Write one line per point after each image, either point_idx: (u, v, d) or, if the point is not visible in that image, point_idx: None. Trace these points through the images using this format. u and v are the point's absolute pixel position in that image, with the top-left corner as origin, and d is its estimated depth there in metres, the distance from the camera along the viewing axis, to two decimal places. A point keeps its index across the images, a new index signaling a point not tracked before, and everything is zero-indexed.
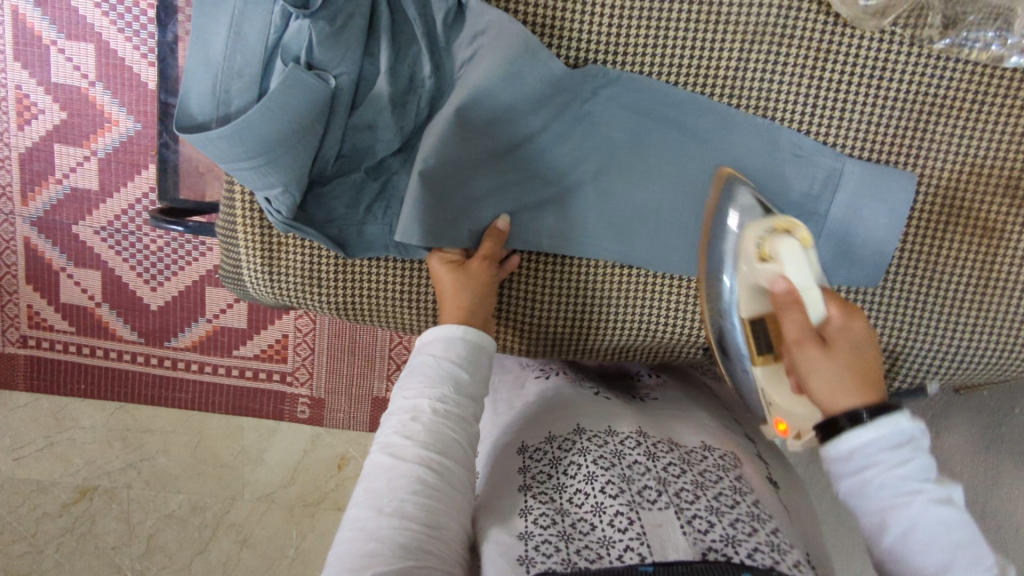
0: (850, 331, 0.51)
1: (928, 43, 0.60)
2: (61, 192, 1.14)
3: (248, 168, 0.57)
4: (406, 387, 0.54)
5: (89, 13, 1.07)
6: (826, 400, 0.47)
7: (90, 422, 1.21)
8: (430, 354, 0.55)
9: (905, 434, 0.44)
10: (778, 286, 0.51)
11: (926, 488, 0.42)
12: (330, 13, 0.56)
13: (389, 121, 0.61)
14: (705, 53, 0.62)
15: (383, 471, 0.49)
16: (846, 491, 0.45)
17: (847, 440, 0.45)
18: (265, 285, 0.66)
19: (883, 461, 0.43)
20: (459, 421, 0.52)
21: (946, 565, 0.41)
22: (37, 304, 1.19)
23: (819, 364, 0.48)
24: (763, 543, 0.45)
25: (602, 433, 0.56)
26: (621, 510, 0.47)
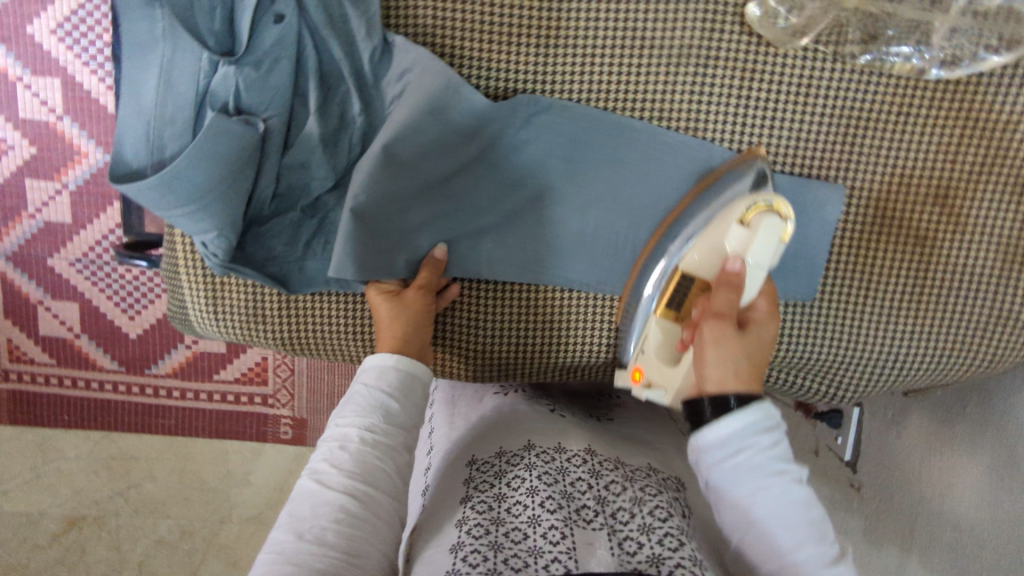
0: (761, 327, 0.55)
1: (849, 59, 0.61)
2: (34, 227, 1.14)
3: (182, 215, 0.58)
4: (340, 416, 0.54)
5: (53, 47, 1.06)
6: (714, 369, 0.50)
7: (76, 453, 1.22)
8: (364, 383, 0.56)
9: (769, 421, 0.48)
10: (732, 262, 0.54)
11: (786, 469, 0.47)
12: (256, 58, 0.58)
13: (321, 160, 0.61)
14: (632, 80, 0.62)
15: (309, 497, 0.49)
16: (717, 478, 0.47)
17: (722, 424, 0.47)
18: (213, 325, 0.67)
19: (754, 445, 0.47)
20: (388, 450, 0.53)
21: (804, 542, 0.45)
22: (16, 337, 1.19)
23: (726, 337, 0.51)
24: (687, 559, 0.45)
25: (551, 449, 0.56)
26: (556, 525, 0.47)
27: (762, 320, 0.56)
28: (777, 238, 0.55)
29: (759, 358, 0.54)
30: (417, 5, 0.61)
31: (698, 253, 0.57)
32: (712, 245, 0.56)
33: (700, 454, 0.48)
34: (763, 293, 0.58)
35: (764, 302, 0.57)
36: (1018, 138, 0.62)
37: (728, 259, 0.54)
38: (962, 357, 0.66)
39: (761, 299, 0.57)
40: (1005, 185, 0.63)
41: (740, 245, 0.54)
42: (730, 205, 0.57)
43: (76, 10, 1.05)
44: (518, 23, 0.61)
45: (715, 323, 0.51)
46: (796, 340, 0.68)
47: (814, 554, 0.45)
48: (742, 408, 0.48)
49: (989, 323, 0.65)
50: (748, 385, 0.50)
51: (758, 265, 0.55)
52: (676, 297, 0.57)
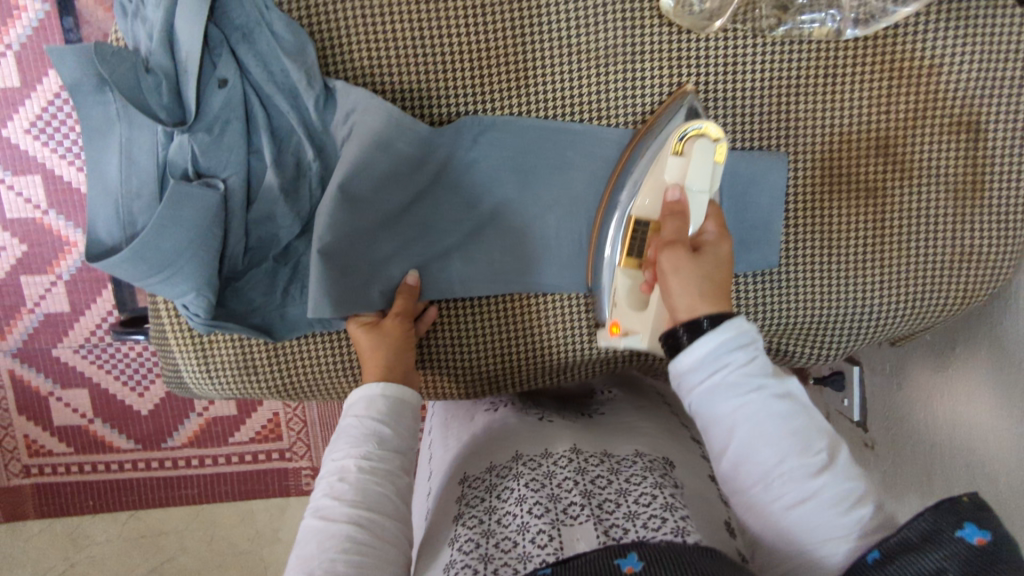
0: (717, 248, 0.58)
1: (769, 33, 0.64)
2: (35, 321, 1.16)
3: (159, 282, 0.61)
4: (335, 450, 0.56)
5: (29, 146, 1.09)
6: (681, 298, 0.53)
7: (106, 535, 1.24)
8: (355, 415, 0.58)
9: (745, 338, 0.50)
10: (672, 192, 0.60)
11: (764, 383, 0.49)
12: (206, 124, 0.62)
13: (285, 209, 0.64)
14: (567, 86, 0.65)
15: (313, 533, 0.51)
16: (699, 403, 0.50)
17: (697, 345, 0.50)
18: (206, 382, 0.69)
19: (731, 363, 0.49)
20: (387, 475, 0.55)
21: (788, 451, 0.47)
22: (33, 432, 1.22)
23: (682, 264, 0.55)
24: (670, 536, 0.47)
25: (538, 456, 0.58)
26: (543, 528, 0.49)
27: (716, 240, 0.58)
28: (710, 160, 0.60)
29: (724, 277, 0.56)
30: (352, 50, 0.64)
31: (644, 195, 0.62)
32: (655, 183, 0.62)
33: (682, 379, 0.51)
34: (713, 216, 0.60)
35: (715, 219, 0.60)
36: (946, 80, 0.64)
37: (668, 189, 0.60)
38: (936, 300, 0.67)
39: (713, 218, 0.60)
40: (944, 126, 0.65)
41: (681, 172, 0.60)
42: (662, 145, 0.63)
43: (45, 107, 1.08)
44: (448, 53, 0.64)
45: (673, 254, 0.56)
46: (771, 309, 0.69)
47: (797, 463, 0.47)
48: (715, 328, 0.50)
49: (952, 263, 0.67)
50: (714, 302, 0.53)
51: (699, 189, 0.60)
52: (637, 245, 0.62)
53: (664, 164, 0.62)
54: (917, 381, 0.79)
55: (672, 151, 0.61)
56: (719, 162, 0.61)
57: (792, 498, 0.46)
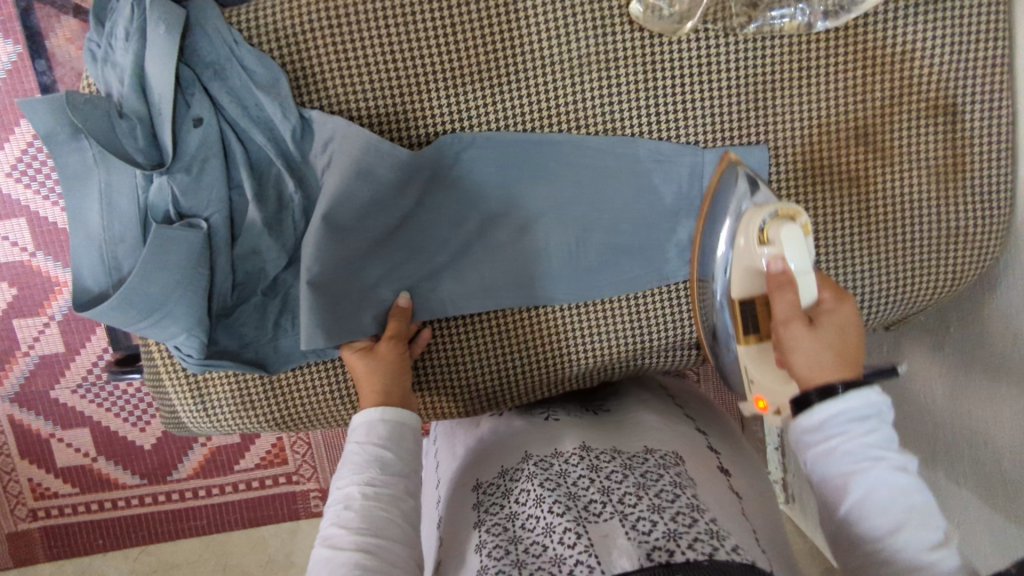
0: (839, 315, 0.51)
1: (740, 30, 0.64)
2: (30, 364, 1.16)
3: (148, 325, 0.60)
4: (338, 480, 0.56)
5: (11, 190, 1.09)
6: (804, 369, 0.49)
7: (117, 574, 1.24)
8: (354, 442, 0.58)
9: (871, 405, 0.46)
10: (774, 263, 0.52)
11: (884, 454, 0.45)
12: (184, 164, 0.61)
13: (270, 244, 0.64)
14: (543, 98, 0.65)
15: (325, 564, 0.50)
16: (813, 461, 0.47)
17: (821, 410, 0.47)
18: (204, 420, 0.69)
19: (850, 430, 0.46)
20: (392, 499, 0.55)
21: (903, 525, 0.43)
22: (37, 475, 1.21)
23: (804, 340, 0.49)
24: (703, 532, 0.46)
25: (548, 456, 0.59)
26: (569, 526, 0.48)
27: (837, 307, 0.51)
28: (803, 238, 0.52)
29: (850, 345, 0.50)
30: (325, 79, 0.63)
31: (736, 278, 0.57)
32: (744, 264, 0.56)
33: (797, 438, 0.48)
34: (826, 283, 0.54)
35: (828, 286, 0.53)
36: (920, 65, 0.64)
37: (768, 262, 0.53)
38: (925, 283, 0.68)
39: (824, 285, 0.53)
40: (922, 110, 0.65)
41: (775, 253, 0.53)
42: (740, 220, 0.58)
43: (24, 149, 1.07)
44: (422, 74, 0.64)
45: (785, 331, 0.51)
46: None
47: (915, 538, 0.43)
48: (840, 394, 0.47)
49: (939, 245, 0.67)
50: (845, 375, 0.48)
51: (803, 264, 0.52)
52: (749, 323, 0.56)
53: (755, 245, 0.55)
54: (918, 365, 0.79)
55: (757, 241, 0.54)
56: (808, 232, 0.55)
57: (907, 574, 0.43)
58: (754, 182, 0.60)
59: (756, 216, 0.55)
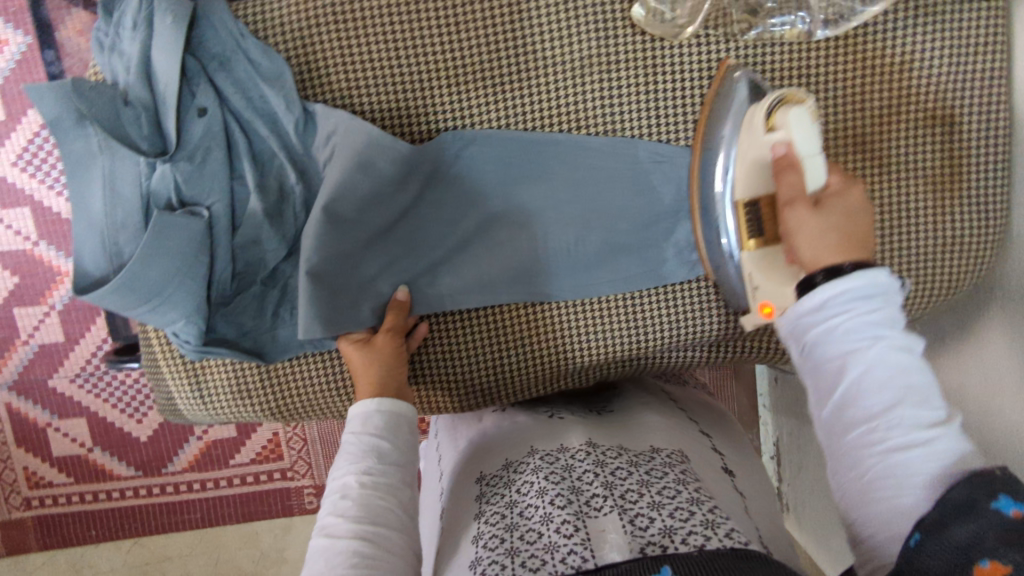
0: (847, 197, 0.52)
1: (740, 36, 0.65)
2: (30, 352, 1.17)
3: (148, 310, 0.61)
4: (334, 470, 0.56)
5: (17, 179, 1.09)
6: (806, 252, 0.49)
7: (108, 564, 1.24)
8: (351, 433, 0.58)
9: (878, 287, 0.44)
10: (778, 147, 0.55)
11: (887, 334, 0.43)
12: (188, 152, 0.62)
13: (270, 234, 0.65)
14: (544, 98, 0.66)
15: (321, 553, 0.50)
16: (810, 342, 0.45)
17: (824, 289, 0.45)
18: (200, 408, 0.70)
19: (853, 309, 0.44)
20: (389, 489, 0.55)
21: (898, 403, 0.41)
22: (32, 464, 1.22)
23: (806, 221, 0.51)
24: (698, 525, 0.47)
25: (554, 451, 0.59)
26: (567, 518, 0.49)
27: (843, 191, 0.52)
28: (810, 120, 0.55)
29: (856, 224, 0.50)
30: (330, 75, 0.64)
31: (742, 179, 0.59)
32: (752, 159, 0.58)
33: (797, 323, 0.46)
34: (836, 170, 0.55)
35: (838, 171, 0.54)
36: (917, 75, 0.65)
37: (773, 146, 0.55)
38: (916, 292, 0.68)
39: (833, 171, 0.54)
40: (919, 120, 0.66)
41: (782, 139, 0.55)
42: (748, 120, 0.60)
43: (31, 138, 1.08)
44: (425, 72, 0.65)
45: (790, 213, 0.52)
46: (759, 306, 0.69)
47: (909, 415, 0.41)
48: (845, 274, 0.45)
49: (933, 254, 0.68)
50: (846, 256, 0.47)
51: (810, 148, 0.53)
52: (754, 226, 0.59)
53: (762, 134, 0.57)
54: None
55: (764, 131, 0.57)
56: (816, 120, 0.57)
57: (898, 447, 0.40)
58: (759, 88, 0.62)
59: (763, 115, 0.58)
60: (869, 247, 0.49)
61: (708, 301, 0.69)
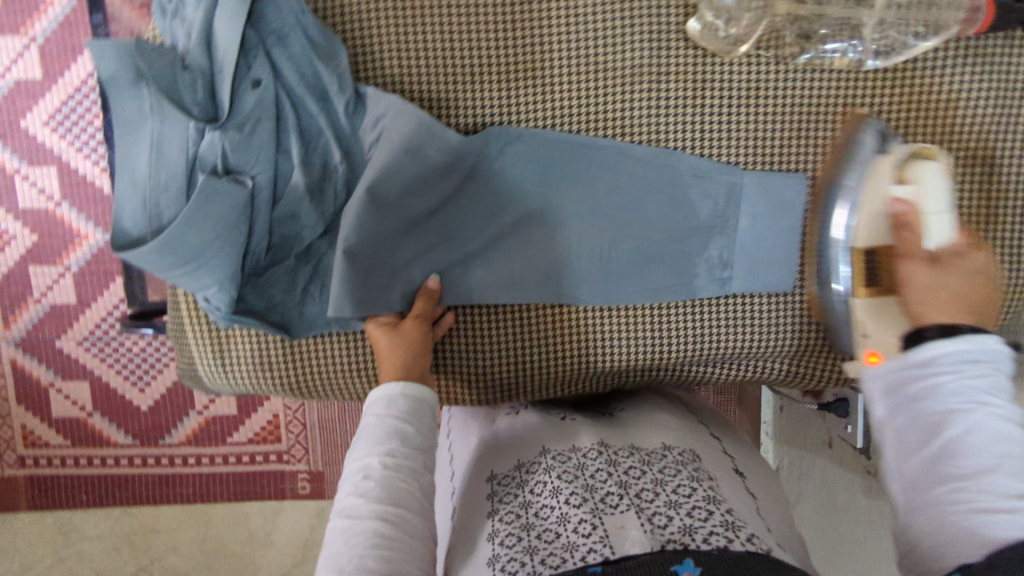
0: (966, 259, 0.55)
1: (791, 60, 0.65)
2: (40, 312, 1.18)
3: (181, 274, 0.62)
4: (356, 450, 0.56)
5: (46, 138, 1.11)
6: (925, 303, 0.53)
7: (96, 530, 1.24)
8: (374, 414, 0.58)
9: (987, 354, 0.45)
10: (896, 203, 0.58)
11: (992, 401, 0.43)
12: (238, 122, 0.63)
13: (310, 210, 0.65)
14: (590, 101, 0.66)
15: (342, 533, 0.50)
16: (906, 396, 0.45)
17: (946, 343, 0.45)
18: (220, 376, 0.70)
19: (962, 370, 0.44)
20: (411, 472, 0.55)
21: (995, 468, 0.41)
22: (30, 423, 1.22)
23: (926, 276, 0.54)
24: (717, 525, 0.48)
25: (565, 451, 0.59)
26: (585, 517, 0.49)
27: (965, 252, 0.55)
28: (941, 177, 0.57)
29: (975, 285, 0.54)
30: (382, 58, 0.66)
31: (862, 226, 0.61)
32: (874, 205, 0.60)
33: (893, 373, 0.46)
34: (962, 231, 0.58)
35: (962, 232, 0.57)
36: (961, 115, 0.66)
37: (891, 201, 0.58)
38: None
39: (959, 231, 0.57)
40: (959, 158, 0.66)
41: (908, 194, 0.57)
42: (872, 170, 0.62)
43: (65, 99, 1.10)
44: (477, 65, 0.66)
45: (906, 268, 0.56)
46: (785, 328, 0.69)
47: (1005, 481, 0.40)
48: (955, 335, 0.46)
49: None
50: (961, 312, 0.51)
51: (937, 207, 0.56)
52: (868, 272, 0.60)
53: (889, 183, 0.59)
54: None
55: (893, 180, 0.59)
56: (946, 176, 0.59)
57: (986, 510, 0.39)
58: (886, 140, 0.64)
59: (892, 164, 0.60)
60: (983, 310, 0.53)
61: (733, 318, 0.69)
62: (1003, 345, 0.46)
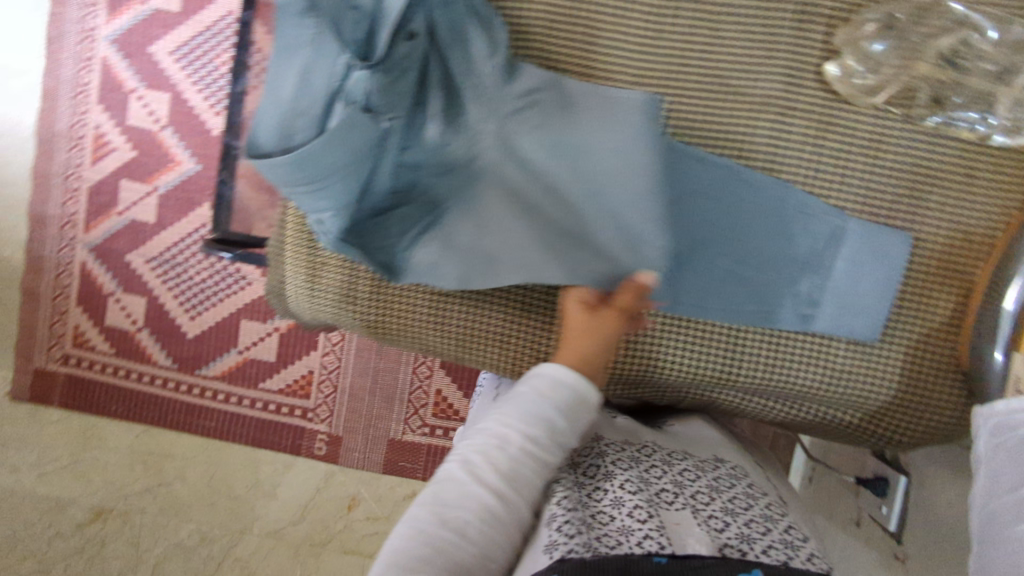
0: None
1: (918, 121, 0.66)
2: (120, 223, 1.27)
3: (305, 192, 0.63)
4: (506, 413, 0.61)
5: (168, 67, 1.24)
6: None
7: (115, 443, 1.28)
8: (539, 391, 0.62)
9: None
10: None
11: None
12: (388, 66, 0.66)
13: (433, 164, 0.70)
14: (715, 119, 0.69)
15: (459, 485, 0.57)
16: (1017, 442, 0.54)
17: None
18: (307, 300, 0.74)
19: None
20: (543, 460, 0.59)
21: None
22: (83, 325, 1.29)
23: None
24: (776, 541, 0.53)
25: (619, 441, 0.67)
26: (640, 504, 0.54)
27: None
28: None
29: None
30: (530, 38, 0.71)
31: None
32: None
33: (1008, 425, 0.55)
34: None
35: None
36: None
37: None
38: None
39: None
40: None
41: None
42: None
43: (195, 34, 1.24)
44: (615, 64, 0.70)
45: None
46: (856, 376, 0.69)
47: None
48: None
49: None
50: None
51: None
52: None
53: None
54: None
55: None
56: None
57: None
58: None
59: None
60: None
61: (806, 356, 0.70)
62: None
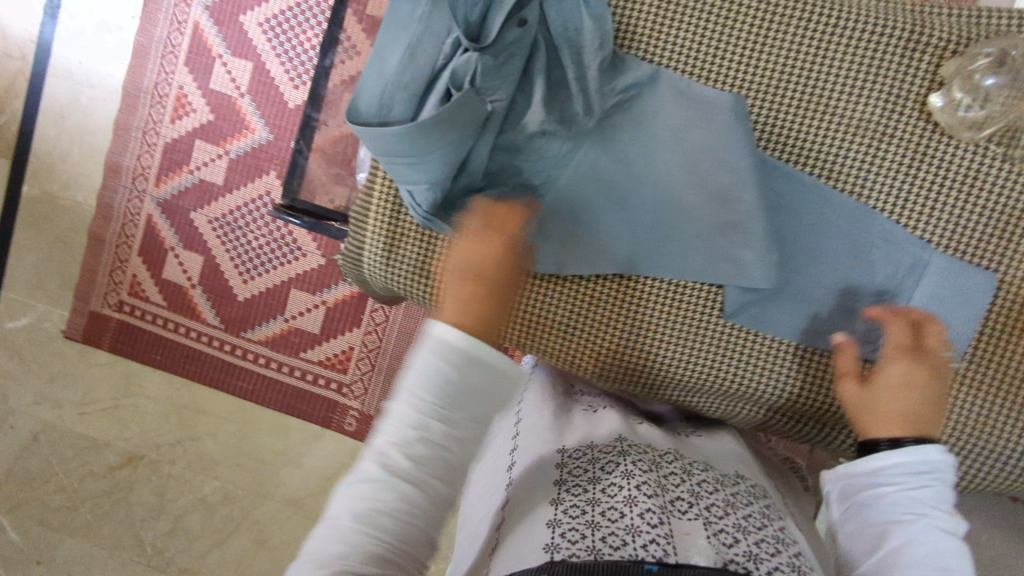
0: None
1: (1019, 162, 0.65)
2: (189, 181, 1.32)
3: (405, 164, 0.66)
4: (415, 394, 0.56)
5: (255, 37, 1.28)
6: None
7: (155, 392, 1.32)
8: (436, 363, 0.56)
9: (930, 464, 0.58)
10: None
11: (930, 512, 0.55)
12: (495, 51, 0.68)
13: (525, 153, 0.72)
14: (810, 137, 0.69)
15: (376, 481, 0.55)
16: (859, 503, 0.59)
17: (892, 455, 0.58)
18: (381, 269, 0.76)
19: (903, 481, 0.57)
20: (453, 442, 0.56)
21: (929, 563, 0.52)
22: (141, 275, 1.34)
23: None
24: (783, 564, 0.52)
25: (643, 445, 0.65)
26: (652, 508, 0.54)
27: None
28: None
29: None
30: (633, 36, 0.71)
31: None
32: None
33: (841, 487, 0.61)
34: None
35: None
36: None
37: None
38: None
39: None
40: None
41: None
42: None
43: (284, 9, 1.27)
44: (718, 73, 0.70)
45: None
46: None
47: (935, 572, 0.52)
48: (902, 447, 0.59)
49: None
50: None
51: None
52: None
53: None
54: None
55: None
56: None
57: None
58: None
59: None
60: None
61: None
62: (944, 451, 0.58)
